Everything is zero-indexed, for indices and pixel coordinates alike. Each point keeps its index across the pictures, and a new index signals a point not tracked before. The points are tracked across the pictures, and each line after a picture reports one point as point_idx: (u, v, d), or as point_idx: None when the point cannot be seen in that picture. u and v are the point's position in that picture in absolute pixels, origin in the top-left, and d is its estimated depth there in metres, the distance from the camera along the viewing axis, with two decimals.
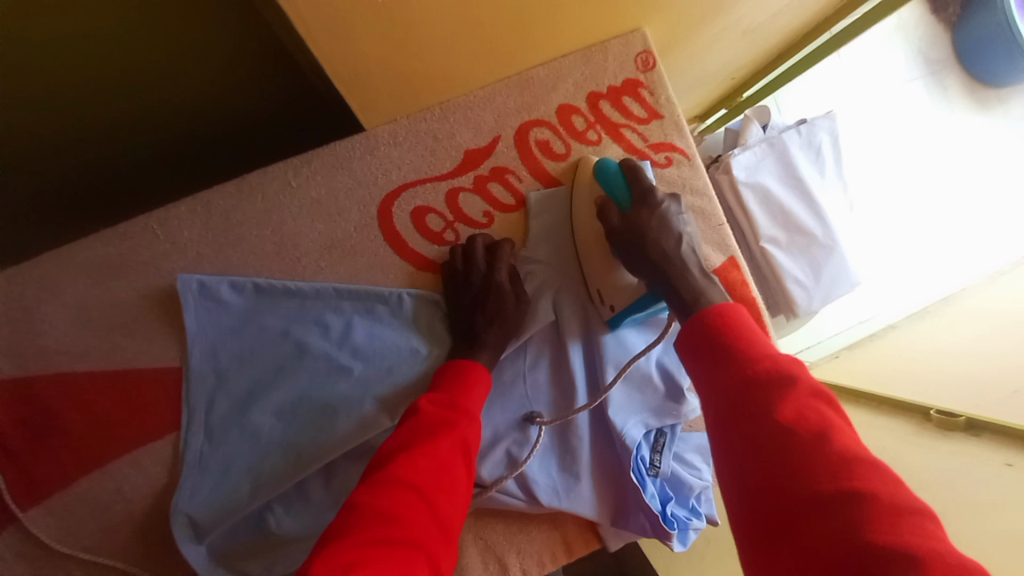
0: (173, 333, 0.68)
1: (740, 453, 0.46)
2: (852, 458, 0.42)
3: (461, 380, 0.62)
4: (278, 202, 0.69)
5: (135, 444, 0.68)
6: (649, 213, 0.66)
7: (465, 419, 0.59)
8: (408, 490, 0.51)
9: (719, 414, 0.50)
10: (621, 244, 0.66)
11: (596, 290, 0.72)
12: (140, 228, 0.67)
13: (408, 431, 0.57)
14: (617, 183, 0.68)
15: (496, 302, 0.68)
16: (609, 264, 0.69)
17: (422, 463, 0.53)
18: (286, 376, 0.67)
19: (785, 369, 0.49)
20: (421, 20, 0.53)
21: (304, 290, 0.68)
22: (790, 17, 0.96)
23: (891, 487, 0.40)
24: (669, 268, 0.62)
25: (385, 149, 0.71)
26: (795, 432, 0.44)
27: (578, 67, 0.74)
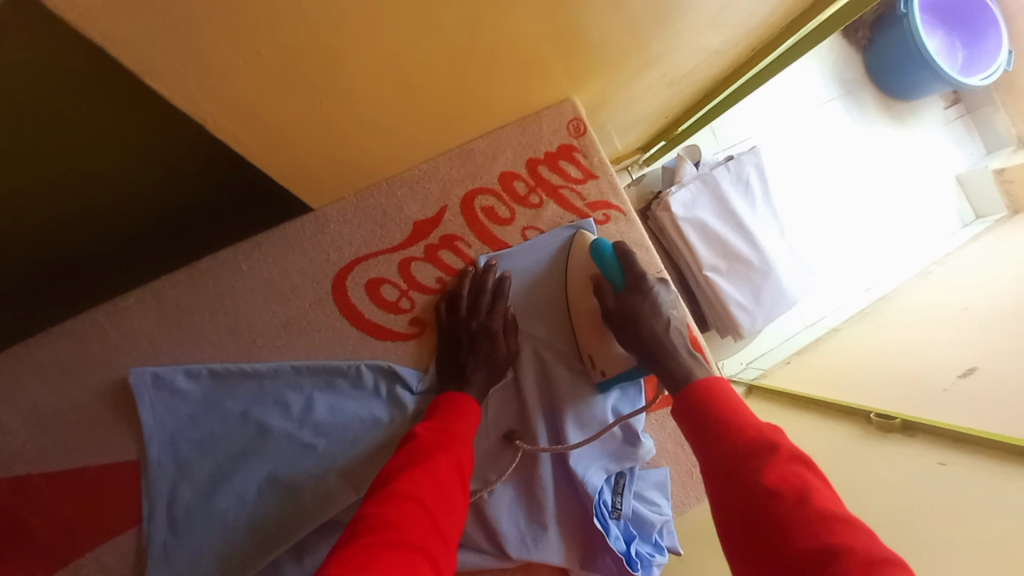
0: (130, 426, 0.68)
1: (737, 516, 0.51)
2: (834, 517, 0.46)
3: (453, 409, 0.67)
4: (231, 286, 0.70)
5: (95, 544, 0.67)
6: (640, 296, 0.72)
7: (459, 441, 0.63)
8: (405, 501, 0.53)
9: (715, 485, 0.54)
10: (615, 325, 0.72)
11: (587, 354, 0.77)
12: (89, 323, 0.67)
13: (406, 455, 0.60)
14: (612, 265, 0.74)
15: (491, 347, 0.74)
16: (602, 336, 0.76)
17: (422, 478, 0.56)
18: (249, 459, 0.68)
19: (766, 438, 0.54)
20: (356, 123, 0.56)
21: (262, 370, 0.70)
22: (710, 66, 1.04)
23: (865, 542, 0.44)
24: (659, 348, 0.70)
25: (336, 227, 0.73)
26: (779, 496, 0.48)
27: (516, 135, 0.78)
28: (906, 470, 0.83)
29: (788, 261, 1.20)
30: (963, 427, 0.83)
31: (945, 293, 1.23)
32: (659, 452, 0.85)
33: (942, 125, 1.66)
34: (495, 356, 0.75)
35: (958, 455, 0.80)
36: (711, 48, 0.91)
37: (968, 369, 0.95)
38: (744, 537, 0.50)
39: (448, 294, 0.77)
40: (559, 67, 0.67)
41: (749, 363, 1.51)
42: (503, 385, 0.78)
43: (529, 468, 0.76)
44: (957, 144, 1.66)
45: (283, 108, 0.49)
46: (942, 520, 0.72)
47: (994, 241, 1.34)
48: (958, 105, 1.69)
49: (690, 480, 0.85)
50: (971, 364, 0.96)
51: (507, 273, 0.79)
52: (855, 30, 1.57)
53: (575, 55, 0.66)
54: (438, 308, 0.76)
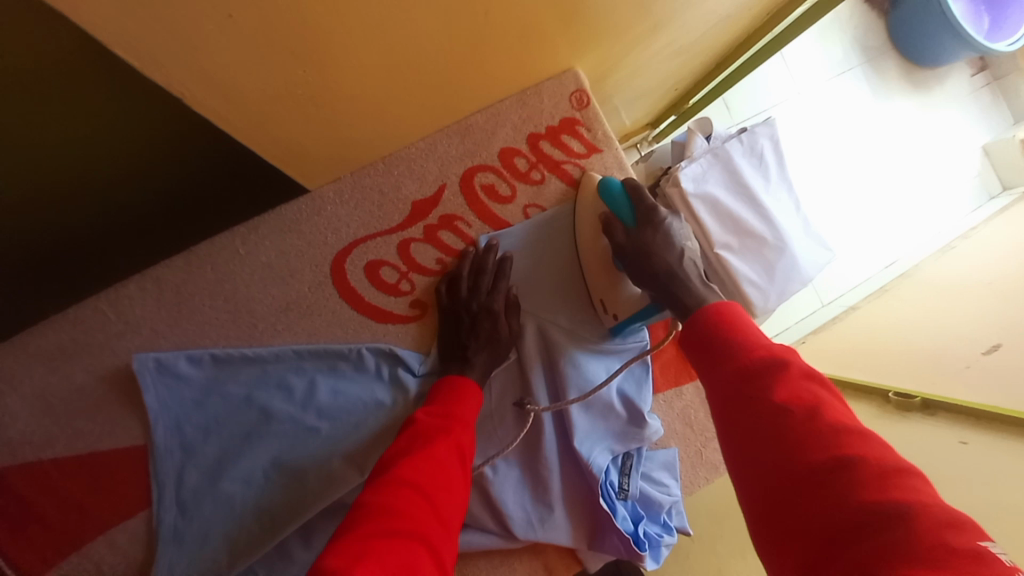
0: (136, 412, 0.68)
1: (744, 432, 0.48)
2: (848, 431, 0.44)
3: (454, 392, 0.66)
4: (229, 270, 0.70)
5: (109, 525, 0.68)
6: (652, 228, 0.68)
7: (459, 425, 0.62)
8: (406, 487, 0.52)
9: (722, 404, 0.51)
10: (625, 260, 0.69)
11: (598, 300, 0.76)
12: (90, 311, 0.67)
13: (406, 439, 0.59)
14: (622, 202, 0.70)
15: (492, 325, 0.72)
16: (614, 277, 0.73)
17: (422, 464, 0.55)
18: (254, 443, 0.68)
19: (776, 355, 0.50)
20: (344, 93, 0.54)
21: (264, 355, 0.69)
22: (720, 32, 0.99)
23: (879, 454, 0.42)
24: (672, 281, 0.65)
25: (332, 209, 0.72)
26: (791, 413, 0.46)
27: (516, 109, 0.75)
28: (927, 452, 0.80)
29: (803, 236, 1.16)
30: (986, 406, 0.80)
31: (970, 268, 1.18)
32: (667, 433, 0.83)
33: (968, 93, 1.58)
34: (495, 335, 0.73)
35: (982, 434, 0.77)
36: (722, 11, 0.87)
37: (992, 347, 0.90)
38: (749, 453, 0.47)
39: (448, 275, 0.75)
40: (559, 33, 0.64)
41: None
42: (506, 364, 0.76)
43: (535, 449, 0.75)
44: (984, 112, 1.58)
45: (266, 76, 0.47)
46: (962, 500, 0.69)
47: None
48: (986, 70, 1.60)
49: (698, 459, 0.84)
50: (995, 341, 0.91)
51: (508, 253, 0.76)
52: None
53: (576, 20, 0.63)
54: (438, 289, 0.75)
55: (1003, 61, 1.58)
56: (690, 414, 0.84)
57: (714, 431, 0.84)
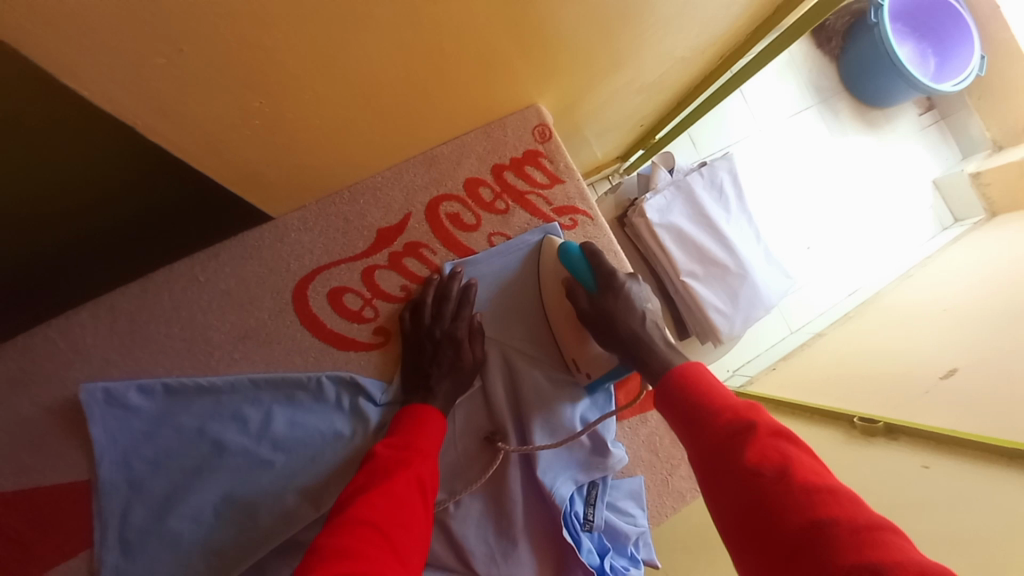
0: (79, 445, 0.65)
1: (723, 501, 0.49)
2: (819, 489, 0.44)
3: (415, 422, 0.65)
4: (187, 297, 0.69)
5: (45, 567, 0.63)
6: (614, 295, 0.70)
7: (420, 456, 0.62)
8: (363, 525, 0.51)
9: (703, 470, 0.52)
10: (593, 328, 0.71)
11: (571, 360, 0.76)
12: (39, 339, 0.65)
13: (364, 476, 0.58)
14: (582, 267, 0.72)
15: (455, 354, 0.72)
16: (581, 337, 0.75)
17: (379, 500, 0.54)
18: (204, 477, 0.65)
19: (744, 417, 0.51)
20: (298, 121, 0.55)
21: (218, 384, 0.68)
22: (678, 73, 1.06)
23: (851, 510, 0.42)
24: (638, 346, 0.67)
25: (296, 235, 0.73)
26: (763, 475, 0.46)
27: (480, 141, 0.79)
28: (891, 477, 0.81)
29: (765, 264, 1.20)
30: (943, 430, 0.82)
31: (927, 296, 1.23)
32: (633, 460, 0.83)
33: (917, 132, 1.68)
34: (459, 363, 0.73)
35: (942, 457, 0.79)
36: (677, 53, 0.92)
37: (950, 370, 0.94)
38: (734, 522, 0.48)
39: (412, 302, 0.75)
40: (518, 71, 0.67)
41: (734, 370, 1.50)
42: (470, 394, 0.76)
43: (499, 481, 0.74)
44: (933, 149, 1.68)
45: (217, 109, 0.49)
46: (925, 525, 0.70)
47: (974, 243, 1.34)
48: (933, 110, 1.71)
49: (665, 488, 0.83)
50: (953, 365, 0.95)
51: (473, 280, 0.77)
52: (828, 39, 1.59)
53: (532, 58, 0.66)
54: (402, 316, 0.75)
55: (946, 102, 1.69)
56: (656, 441, 0.83)
57: (680, 458, 0.83)
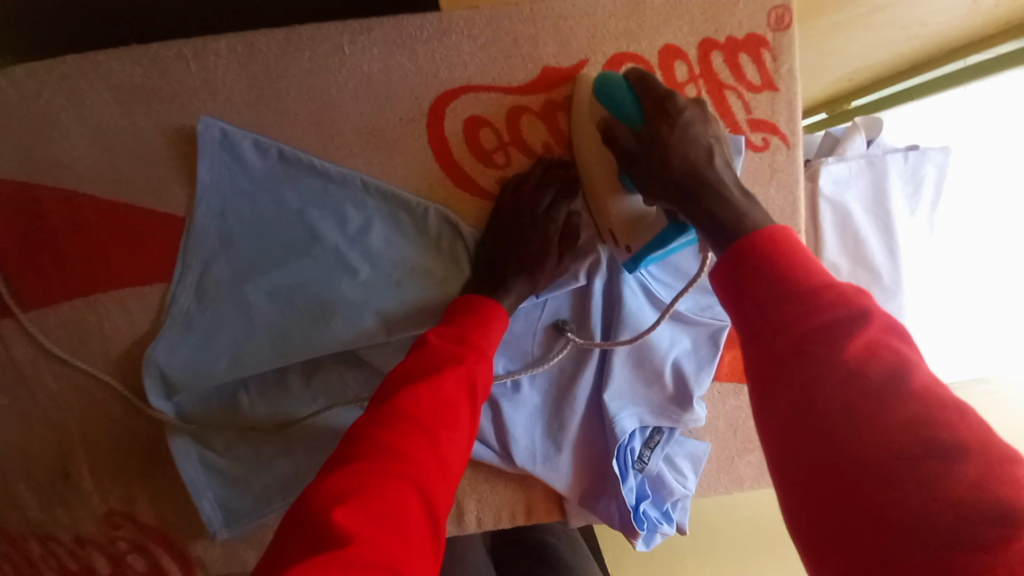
0: (182, 179, 0.62)
1: (785, 410, 0.35)
2: (939, 414, 0.31)
3: (478, 316, 0.56)
4: (327, 66, 0.61)
5: (123, 284, 0.63)
6: (670, 123, 0.53)
7: (475, 356, 0.52)
8: (408, 421, 0.45)
9: (762, 370, 0.37)
10: (635, 167, 0.53)
11: (607, 229, 0.59)
12: (173, 55, 0.60)
13: (411, 363, 0.50)
14: (625, 96, 0.55)
15: (541, 248, 0.62)
16: (617, 187, 0.57)
17: (427, 394, 0.47)
18: (291, 259, 0.61)
19: (849, 303, 0.35)
20: None
21: (331, 172, 0.62)
22: (956, 17, 0.81)
23: (982, 446, 0.29)
24: (696, 185, 0.49)
25: (457, 39, 0.62)
26: (867, 381, 0.32)
27: (701, 3, 0.63)
28: None
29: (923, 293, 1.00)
30: None
31: None
32: (706, 426, 0.74)
33: None
34: (540, 262, 0.63)
35: None
36: None
37: None
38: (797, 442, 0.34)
39: (515, 175, 0.64)
40: None
41: None
42: (537, 301, 0.66)
43: (566, 384, 0.67)
44: None
45: None
46: None
47: None
48: None
49: (726, 465, 0.74)
50: None
51: None
52: None
53: None
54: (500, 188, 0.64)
55: None
56: (739, 417, 0.74)
57: (757, 445, 0.74)
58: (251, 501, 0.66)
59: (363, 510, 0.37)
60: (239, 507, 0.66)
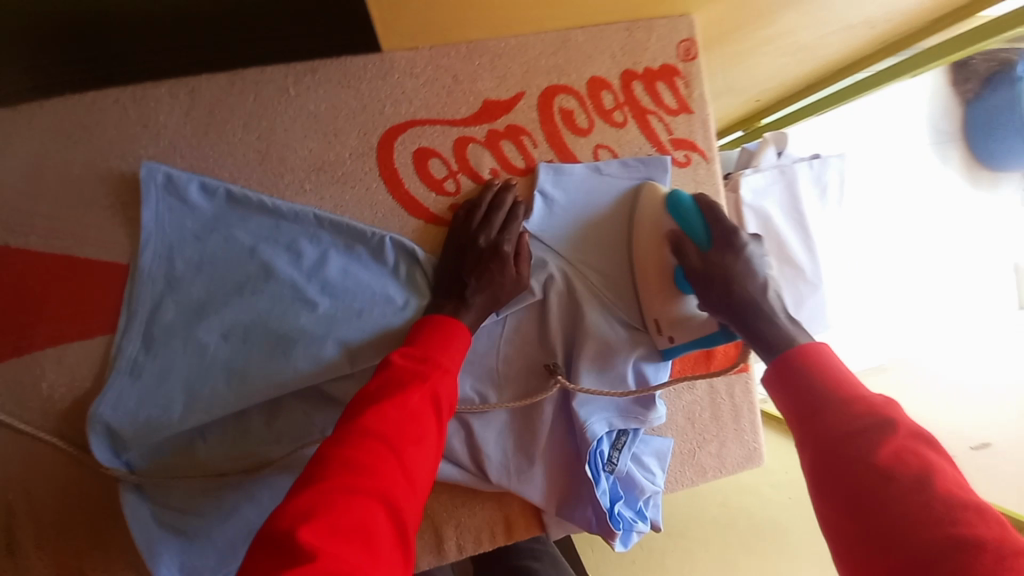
0: (125, 225, 0.60)
1: (832, 502, 0.41)
2: (959, 505, 0.36)
3: (440, 332, 0.58)
4: (271, 106, 0.63)
5: (61, 339, 0.60)
6: (737, 251, 0.62)
7: (438, 371, 0.54)
8: (374, 438, 0.45)
9: (812, 468, 0.44)
10: (700, 287, 0.62)
11: (651, 319, 0.69)
12: (110, 101, 0.60)
13: (377, 382, 0.51)
14: (695, 221, 0.64)
15: (499, 267, 0.64)
16: (671, 295, 0.67)
17: (392, 410, 0.48)
18: (245, 297, 0.61)
19: (879, 414, 0.43)
20: None
21: (282, 209, 0.62)
22: (833, 46, 0.94)
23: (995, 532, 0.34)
24: (752, 311, 0.58)
25: (399, 77, 0.66)
26: (895, 477, 0.39)
27: (619, 39, 0.70)
28: None
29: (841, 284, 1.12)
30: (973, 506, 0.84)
31: None
32: (666, 421, 0.78)
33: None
34: (498, 280, 0.64)
35: None
36: (850, 18, 0.81)
37: (981, 444, 0.93)
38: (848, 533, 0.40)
39: (467, 202, 0.68)
40: None
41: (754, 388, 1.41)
42: (497, 318, 0.68)
43: (533, 396, 0.69)
44: None
45: None
46: None
47: None
48: None
49: (689, 459, 0.79)
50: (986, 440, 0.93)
51: (555, 192, 0.70)
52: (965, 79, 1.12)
53: None
54: (454, 214, 0.67)
55: None
56: (695, 410, 0.78)
57: (712, 434, 0.79)
58: (211, 558, 0.62)
59: (325, 526, 0.37)
60: (199, 567, 0.62)
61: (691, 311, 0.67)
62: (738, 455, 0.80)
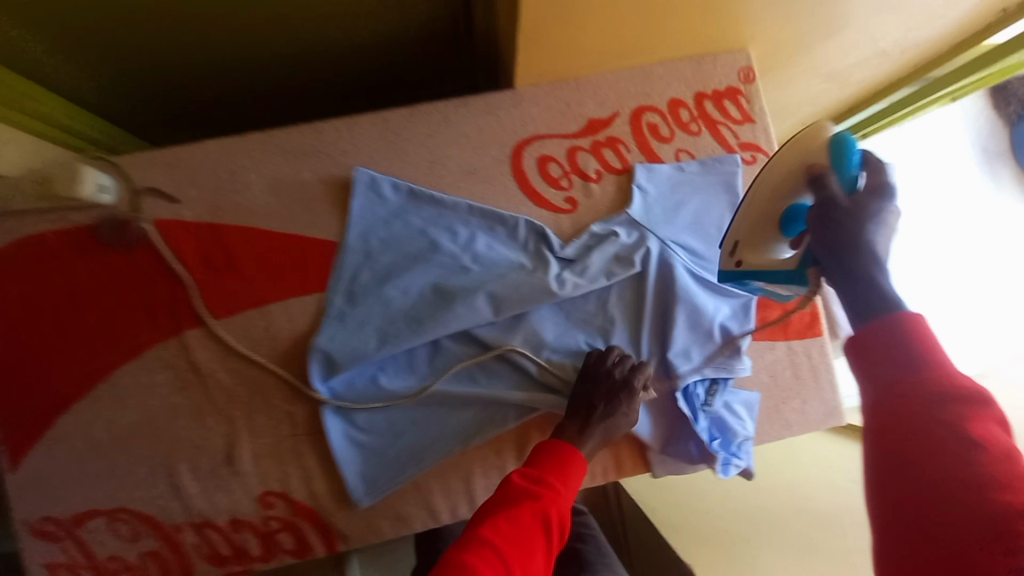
0: (336, 213, 0.83)
1: (898, 463, 0.45)
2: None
3: (558, 459, 0.66)
4: (437, 128, 0.86)
5: (289, 294, 0.82)
6: (879, 206, 0.60)
7: (553, 494, 0.62)
8: (490, 549, 0.54)
9: (883, 428, 0.47)
10: (822, 215, 0.61)
11: (734, 241, 0.73)
12: (330, 128, 0.85)
13: (499, 496, 0.61)
14: (851, 165, 0.62)
15: (624, 400, 0.74)
16: (771, 229, 0.69)
17: (508, 527, 0.57)
18: (418, 264, 0.82)
19: (968, 391, 0.45)
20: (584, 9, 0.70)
21: (444, 200, 0.84)
22: (866, 72, 1.09)
23: None
24: (864, 254, 0.57)
25: (526, 105, 0.88)
26: (977, 451, 0.42)
27: (691, 70, 0.91)
28: None
29: None
30: None
31: None
32: (752, 379, 0.89)
33: None
34: (619, 413, 0.74)
35: None
36: (879, 48, 0.98)
37: None
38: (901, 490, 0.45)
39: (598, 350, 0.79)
40: (749, 14, 0.81)
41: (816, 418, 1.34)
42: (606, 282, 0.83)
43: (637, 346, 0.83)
44: None
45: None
46: None
47: None
48: None
49: (774, 413, 0.89)
50: None
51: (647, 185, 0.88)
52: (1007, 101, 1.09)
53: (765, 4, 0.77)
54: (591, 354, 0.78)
55: None
56: (778, 369, 0.90)
57: (795, 391, 0.89)
58: (386, 469, 0.80)
59: None
60: (377, 475, 0.80)
61: (773, 251, 0.71)
62: (820, 411, 0.89)
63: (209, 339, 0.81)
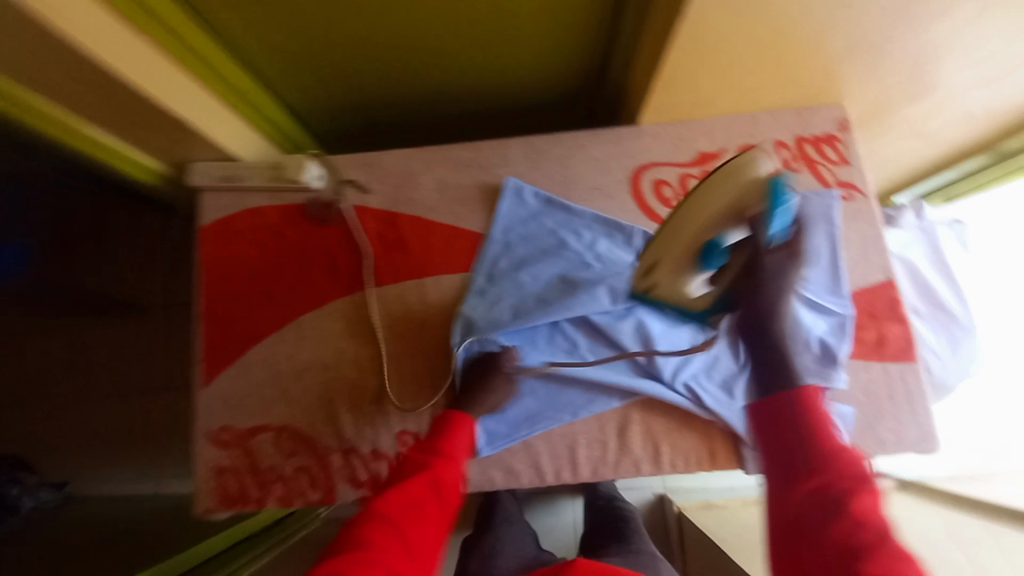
0: (485, 211, 1.03)
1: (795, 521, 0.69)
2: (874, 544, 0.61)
3: (447, 432, 0.83)
4: (572, 151, 1.05)
5: (442, 271, 1.00)
6: (785, 263, 0.78)
7: (441, 462, 0.77)
8: (384, 519, 0.68)
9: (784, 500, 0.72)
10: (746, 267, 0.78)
11: (648, 263, 0.85)
12: (487, 145, 1.06)
13: (399, 472, 0.76)
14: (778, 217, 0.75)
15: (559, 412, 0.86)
16: (683, 265, 0.82)
17: (395, 495, 0.71)
18: (548, 257, 0.99)
19: (803, 460, 0.72)
20: (708, 64, 0.87)
21: (574, 208, 1.02)
22: (956, 131, 1.17)
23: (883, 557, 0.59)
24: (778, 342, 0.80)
25: (647, 138, 1.05)
26: (820, 512, 0.66)
27: (793, 117, 1.05)
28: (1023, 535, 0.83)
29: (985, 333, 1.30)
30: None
31: None
32: (847, 394, 0.95)
33: None
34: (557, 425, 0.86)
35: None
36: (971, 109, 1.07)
37: None
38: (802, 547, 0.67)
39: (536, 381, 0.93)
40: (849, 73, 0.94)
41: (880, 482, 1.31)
42: None
43: (736, 347, 0.95)
44: None
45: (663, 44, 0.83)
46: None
47: None
48: None
49: (868, 428, 0.94)
50: None
51: None
52: None
53: (865, 64, 0.91)
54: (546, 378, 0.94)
55: None
56: (873, 388, 0.95)
57: (888, 410, 0.94)
58: (504, 425, 0.94)
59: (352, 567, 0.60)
60: (496, 430, 0.94)
61: (691, 281, 0.84)
62: (914, 434, 0.93)
63: (376, 300, 1.00)
